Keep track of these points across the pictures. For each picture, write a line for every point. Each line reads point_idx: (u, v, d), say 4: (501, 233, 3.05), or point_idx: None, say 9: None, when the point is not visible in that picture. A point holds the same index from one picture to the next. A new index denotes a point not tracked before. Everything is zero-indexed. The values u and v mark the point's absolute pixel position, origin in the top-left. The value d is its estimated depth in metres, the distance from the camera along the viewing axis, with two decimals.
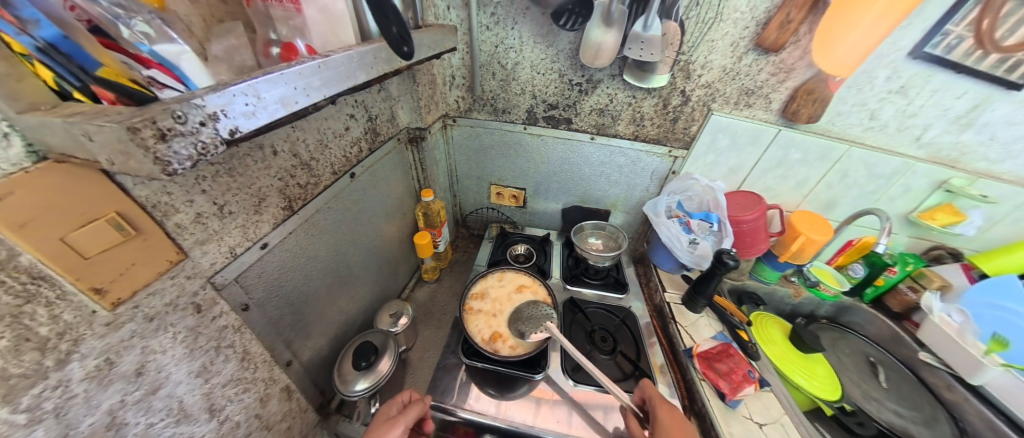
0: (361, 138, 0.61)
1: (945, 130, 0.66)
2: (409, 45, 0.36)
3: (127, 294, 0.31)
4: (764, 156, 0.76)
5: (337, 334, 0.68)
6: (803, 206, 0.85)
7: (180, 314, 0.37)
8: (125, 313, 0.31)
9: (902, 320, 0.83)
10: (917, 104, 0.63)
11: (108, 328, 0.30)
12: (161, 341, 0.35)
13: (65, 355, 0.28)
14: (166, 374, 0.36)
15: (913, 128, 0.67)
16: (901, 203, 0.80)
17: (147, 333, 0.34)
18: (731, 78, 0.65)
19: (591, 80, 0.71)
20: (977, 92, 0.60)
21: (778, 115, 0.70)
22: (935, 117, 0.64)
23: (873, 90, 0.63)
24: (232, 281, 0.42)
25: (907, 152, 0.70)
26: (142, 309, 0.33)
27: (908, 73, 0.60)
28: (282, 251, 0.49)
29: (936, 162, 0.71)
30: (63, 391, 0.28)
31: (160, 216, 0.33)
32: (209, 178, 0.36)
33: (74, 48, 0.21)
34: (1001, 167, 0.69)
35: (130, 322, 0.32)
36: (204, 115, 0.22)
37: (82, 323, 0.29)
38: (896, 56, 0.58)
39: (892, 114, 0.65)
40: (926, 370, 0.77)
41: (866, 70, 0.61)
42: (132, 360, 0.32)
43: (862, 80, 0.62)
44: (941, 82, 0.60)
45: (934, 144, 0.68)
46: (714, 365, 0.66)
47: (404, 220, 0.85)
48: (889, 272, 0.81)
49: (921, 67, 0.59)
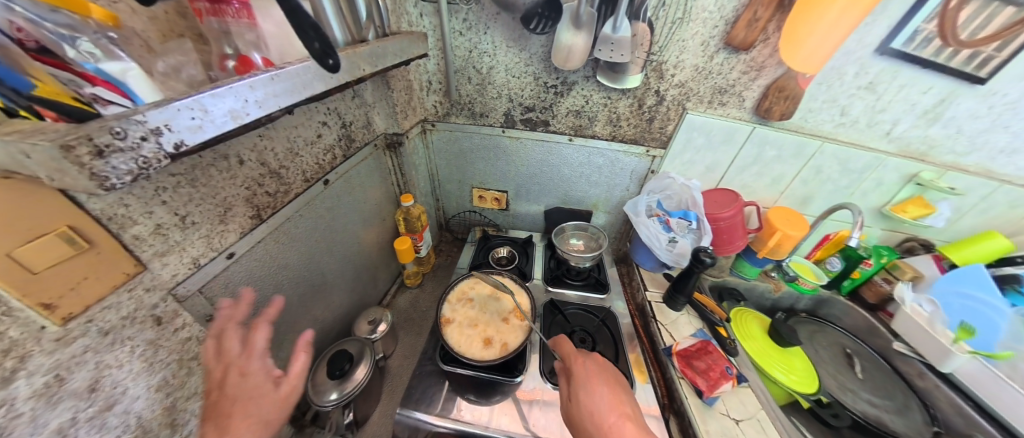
0: (335, 145, 0.60)
1: (914, 125, 0.68)
2: (334, 58, 0.33)
3: (78, 308, 0.31)
4: (739, 154, 0.77)
5: (313, 343, 0.68)
6: (781, 202, 0.86)
7: (137, 328, 0.37)
8: (77, 328, 0.31)
9: (878, 311, 0.84)
10: (885, 99, 0.64)
11: (57, 344, 0.30)
12: (117, 356, 0.35)
13: (10, 373, 0.27)
14: (122, 389, 0.36)
15: (883, 122, 0.68)
16: (874, 196, 0.81)
17: (101, 347, 0.34)
18: (704, 77, 0.66)
19: (566, 82, 0.71)
20: (943, 87, 0.62)
21: (751, 113, 0.71)
22: (903, 111, 0.66)
23: (843, 86, 0.64)
24: (195, 292, 0.42)
25: (878, 146, 0.72)
26: (96, 323, 0.33)
27: (875, 69, 0.61)
28: (251, 260, 0.49)
29: (906, 156, 0.72)
30: (7, 410, 0.27)
31: (116, 228, 0.33)
32: (170, 189, 0.36)
33: (6, 72, 0.20)
34: (968, 160, 0.71)
35: (82, 337, 0.32)
36: (145, 131, 0.23)
37: (31, 339, 0.28)
38: (863, 53, 0.59)
39: (862, 110, 0.67)
40: (899, 359, 0.78)
41: (835, 67, 0.62)
42: (84, 376, 0.32)
43: (831, 76, 0.63)
44: (906, 78, 0.61)
45: (904, 137, 0.70)
46: (692, 362, 0.66)
47: (383, 226, 0.84)
48: (865, 265, 0.82)
49: (888, 64, 0.60)
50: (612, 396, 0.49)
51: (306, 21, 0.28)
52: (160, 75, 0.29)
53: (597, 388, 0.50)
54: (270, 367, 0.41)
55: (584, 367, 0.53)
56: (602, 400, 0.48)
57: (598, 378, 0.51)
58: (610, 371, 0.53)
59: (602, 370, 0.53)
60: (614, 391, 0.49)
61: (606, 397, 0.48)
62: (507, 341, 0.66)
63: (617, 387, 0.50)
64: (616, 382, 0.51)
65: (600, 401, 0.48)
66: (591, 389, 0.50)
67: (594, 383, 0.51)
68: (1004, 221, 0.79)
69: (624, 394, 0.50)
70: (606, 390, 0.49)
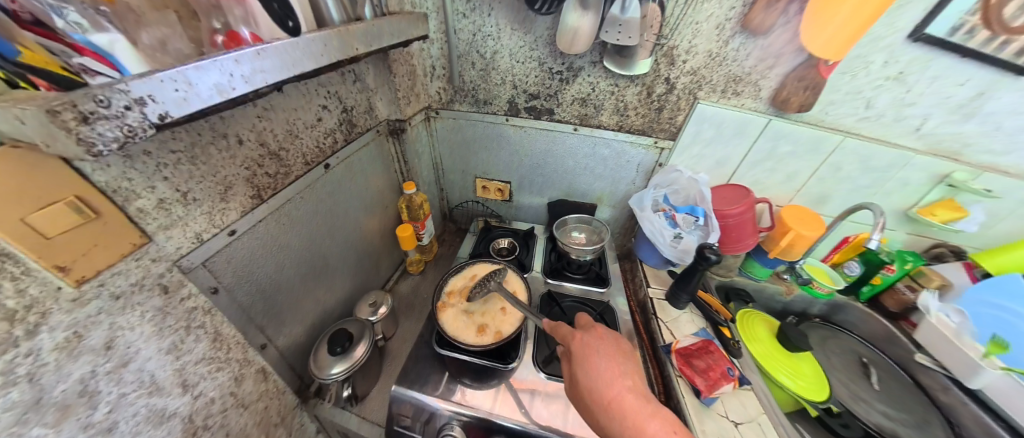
0: (335, 129, 0.61)
1: (946, 121, 0.62)
2: (295, 20, 0.33)
3: (90, 272, 0.33)
4: (752, 148, 0.73)
5: (315, 322, 0.70)
6: (795, 201, 0.81)
7: (146, 295, 0.39)
8: (90, 291, 0.33)
9: (899, 320, 0.79)
10: (916, 91, 0.59)
11: (74, 304, 0.32)
12: (128, 319, 0.37)
13: (34, 327, 0.30)
14: (135, 349, 0.38)
15: (911, 117, 0.63)
16: (896, 198, 0.75)
17: (114, 310, 0.36)
18: (718, 63, 0.63)
19: (571, 67, 0.69)
20: (982, 78, 0.56)
21: (767, 104, 0.66)
22: (935, 105, 0.60)
23: (868, 76, 0.59)
24: (199, 265, 0.44)
25: (905, 143, 0.66)
26: (107, 287, 0.35)
27: (907, 57, 0.56)
28: (252, 239, 0.51)
29: (935, 154, 0.66)
30: (34, 359, 0.30)
31: (121, 201, 0.35)
32: (170, 166, 0.38)
33: None
34: (1007, 160, 0.64)
35: (96, 299, 0.34)
36: (129, 100, 0.23)
37: (49, 298, 0.31)
38: (894, 38, 0.54)
39: (888, 103, 0.61)
40: (921, 372, 0.73)
41: (859, 55, 0.57)
42: (100, 335, 0.35)
43: (855, 65, 0.58)
44: (941, 68, 0.56)
45: (935, 134, 0.64)
46: (692, 361, 0.64)
47: (385, 213, 0.85)
48: (886, 270, 0.77)
49: (921, 51, 0.55)
50: (613, 370, 0.48)
51: None
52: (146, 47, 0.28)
53: (597, 364, 0.49)
54: None
55: (581, 344, 0.52)
56: (604, 376, 0.47)
57: (597, 354, 0.50)
58: (611, 345, 0.51)
59: (601, 343, 0.52)
60: (615, 366, 0.48)
61: (607, 374, 0.47)
62: (501, 329, 0.66)
63: (620, 360, 0.49)
64: (617, 355, 0.50)
65: (602, 379, 0.47)
66: (591, 367, 0.49)
67: (595, 359, 0.49)
68: None
69: (625, 364, 0.49)
70: (607, 367, 0.48)
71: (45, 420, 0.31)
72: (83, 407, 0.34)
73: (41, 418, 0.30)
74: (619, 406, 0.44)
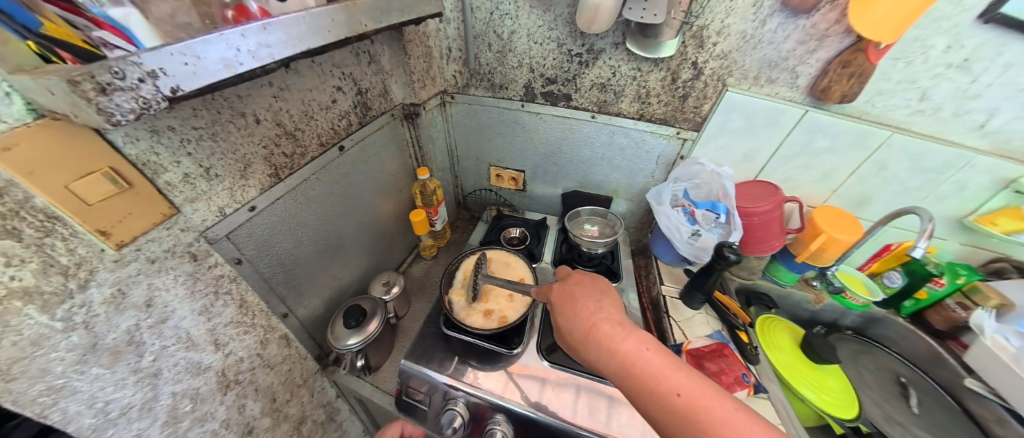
0: (350, 112, 0.62)
1: (1017, 117, 0.52)
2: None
3: (128, 238, 0.36)
4: (785, 141, 0.66)
5: (332, 298, 0.74)
6: (830, 202, 0.73)
7: (177, 260, 0.42)
8: (129, 254, 0.36)
9: (947, 339, 0.70)
10: (982, 83, 0.51)
11: (116, 264, 0.35)
12: (164, 280, 0.40)
13: (84, 281, 0.33)
14: (172, 308, 0.42)
15: (975, 113, 0.54)
16: (951, 203, 0.66)
17: (151, 272, 0.39)
18: (750, 47, 0.57)
19: (592, 49, 0.66)
20: None
21: (805, 93, 0.60)
22: (1004, 99, 0.51)
23: (925, 63, 0.51)
24: (223, 236, 0.47)
25: (965, 141, 0.57)
26: (143, 252, 0.38)
27: (973, 42, 0.48)
28: (271, 215, 0.54)
29: (1001, 156, 0.57)
30: (88, 309, 0.34)
31: (150, 174, 0.37)
32: (193, 141, 0.40)
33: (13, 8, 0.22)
34: None
35: (134, 261, 0.37)
36: (142, 73, 0.24)
37: (94, 258, 0.34)
38: (959, 20, 0.46)
39: (948, 94, 0.53)
40: (971, 399, 0.64)
41: (918, 38, 0.49)
42: (139, 293, 0.38)
43: (909, 50, 0.50)
44: (1016, 53, 0.47)
45: (1000, 132, 0.55)
46: (703, 363, 0.60)
47: (400, 196, 0.87)
48: (933, 284, 0.68)
49: (993, 34, 0.46)
50: (589, 306, 0.47)
51: None
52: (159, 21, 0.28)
53: (572, 305, 0.48)
54: None
55: (559, 294, 0.52)
56: (581, 312, 0.47)
57: (574, 297, 0.49)
58: (582, 286, 0.50)
59: (575, 285, 0.51)
60: (589, 303, 0.47)
61: (583, 311, 0.47)
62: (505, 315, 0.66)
63: (596, 295, 0.48)
64: (594, 292, 0.49)
65: (578, 316, 0.47)
66: (568, 310, 0.49)
67: (570, 303, 0.49)
68: None
69: (603, 296, 0.48)
70: (581, 305, 0.48)
71: (100, 361, 0.35)
72: (132, 354, 0.38)
73: (98, 359, 0.35)
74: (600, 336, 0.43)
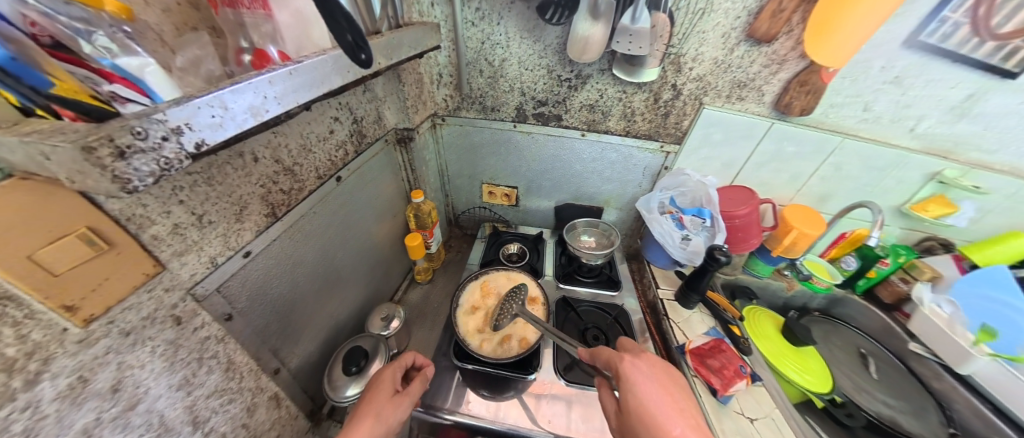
0: (347, 141, 0.59)
1: (940, 121, 0.65)
2: (367, 52, 0.32)
3: (99, 310, 0.31)
4: (757, 150, 0.75)
5: (326, 338, 0.68)
6: (797, 200, 0.84)
7: (158, 328, 0.37)
8: (99, 330, 0.31)
9: (894, 311, 0.82)
10: (912, 94, 0.62)
11: (80, 346, 0.30)
12: (139, 356, 0.35)
13: (34, 376, 0.27)
14: (145, 389, 0.36)
15: (908, 119, 0.65)
16: (894, 195, 0.79)
17: (123, 348, 0.33)
18: (723, 70, 0.64)
19: (580, 75, 0.69)
20: (972, 81, 0.59)
21: (771, 108, 0.68)
22: (932, 107, 0.63)
23: (868, 80, 0.61)
24: (213, 291, 0.42)
25: (902, 143, 0.69)
26: (117, 325, 0.32)
27: (904, 62, 0.58)
28: (267, 258, 0.49)
29: (931, 153, 0.70)
30: (33, 412, 0.27)
31: (135, 229, 0.32)
32: (186, 188, 0.36)
33: (22, 68, 0.19)
34: (997, 157, 0.68)
35: (104, 338, 0.32)
36: (166, 130, 0.22)
37: (53, 342, 0.28)
38: (891, 46, 0.57)
39: (888, 105, 0.64)
40: (914, 360, 0.77)
41: (862, 60, 0.59)
42: (107, 377, 0.32)
43: (857, 70, 0.60)
44: (937, 73, 0.58)
45: (929, 134, 0.67)
46: (707, 361, 0.66)
47: (395, 220, 0.84)
48: (881, 264, 0.81)
49: (917, 56, 0.57)
50: (671, 402, 0.45)
51: (337, 10, 0.26)
52: (179, 70, 0.28)
53: (651, 393, 0.46)
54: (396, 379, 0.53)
55: (631, 365, 0.49)
56: (659, 407, 0.44)
57: (647, 384, 0.47)
58: (660, 371, 0.48)
59: (652, 368, 0.49)
60: (670, 396, 0.45)
61: (662, 409, 0.44)
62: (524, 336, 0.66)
63: (672, 387, 0.47)
64: (670, 382, 0.47)
65: (657, 408, 0.44)
66: (642, 395, 0.46)
67: (647, 392, 0.46)
68: None
69: (678, 391, 0.46)
70: (660, 397, 0.45)
71: None
72: None
73: None
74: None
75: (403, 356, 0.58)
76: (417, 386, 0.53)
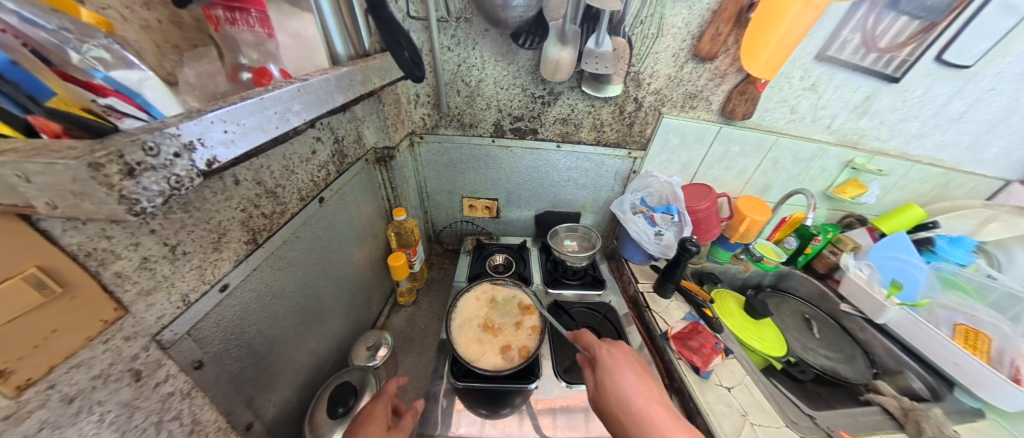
0: (328, 161, 0.57)
1: (848, 118, 0.82)
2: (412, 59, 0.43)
3: (39, 372, 0.25)
4: (710, 151, 0.87)
5: (307, 380, 0.61)
6: (746, 191, 0.98)
7: (111, 388, 0.30)
8: (34, 398, 0.24)
9: (827, 279, 0.99)
10: (825, 98, 0.78)
11: (5, 424, 0.23)
12: (82, 428, 0.28)
13: None
14: None
15: (824, 118, 0.82)
16: (819, 181, 0.96)
17: (63, 420, 0.26)
18: (676, 84, 0.75)
19: (552, 92, 0.75)
20: (868, 86, 0.76)
21: (716, 114, 0.80)
22: (840, 107, 0.80)
23: (792, 88, 0.76)
24: (183, 335, 0.36)
25: (822, 138, 0.86)
26: (59, 389, 0.26)
27: (816, 73, 0.73)
28: (245, 292, 0.44)
29: (843, 144, 0.87)
30: None
31: (96, 266, 0.28)
32: (160, 216, 0.32)
33: (25, 77, 0.19)
34: (890, 145, 0.87)
35: (40, 409, 0.25)
36: (179, 146, 0.20)
37: None
38: (806, 60, 0.71)
39: (809, 108, 0.80)
40: (845, 318, 0.93)
41: (784, 72, 0.73)
42: None
43: (781, 80, 0.75)
44: (840, 79, 0.74)
45: (840, 130, 0.84)
46: (687, 342, 0.73)
47: (375, 242, 0.80)
48: (815, 240, 0.96)
49: (825, 68, 0.72)
50: (640, 383, 0.52)
51: (400, 34, 0.39)
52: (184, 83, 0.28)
53: (625, 374, 0.53)
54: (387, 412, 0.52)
55: (610, 352, 0.56)
56: (630, 385, 0.51)
57: (622, 367, 0.54)
58: (634, 359, 0.55)
59: (628, 356, 0.56)
60: (641, 378, 0.52)
61: (634, 387, 0.51)
62: (523, 344, 0.66)
63: (644, 374, 0.53)
64: (642, 369, 0.54)
65: (629, 387, 0.51)
66: (618, 376, 0.53)
67: (622, 371, 0.53)
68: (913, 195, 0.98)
69: (649, 378, 0.53)
70: (634, 379, 0.52)
71: None
72: None
73: None
74: (648, 416, 0.47)
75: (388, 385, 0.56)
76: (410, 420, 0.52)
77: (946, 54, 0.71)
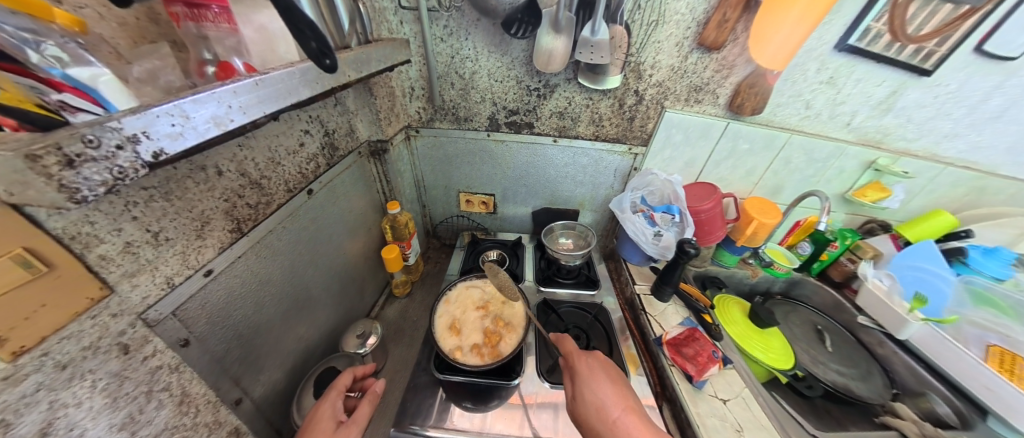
0: (318, 154, 0.58)
1: (870, 116, 0.75)
2: (331, 58, 0.34)
3: (32, 341, 0.27)
4: (716, 148, 0.82)
5: (295, 366, 0.64)
6: (755, 193, 0.92)
7: (101, 358, 0.32)
8: (28, 364, 0.27)
9: (844, 288, 0.92)
10: (845, 92, 0.71)
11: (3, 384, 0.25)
12: (76, 393, 0.30)
13: None
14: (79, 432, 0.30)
15: (844, 114, 0.75)
16: (836, 183, 0.88)
17: (57, 384, 0.29)
18: (680, 75, 0.70)
19: (547, 85, 0.73)
20: (893, 80, 0.69)
21: (724, 109, 0.76)
22: (861, 103, 0.73)
23: (807, 81, 0.70)
24: (168, 315, 0.38)
25: (841, 136, 0.79)
26: (52, 357, 0.28)
27: (835, 64, 0.67)
28: (230, 278, 0.47)
29: (864, 143, 0.79)
30: None
31: (80, 249, 0.30)
32: (142, 203, 0.34)
33: None
34: (916, 146, 0.79)
35: (34, 373, 0.27)
36: (121, 139, 0.21)
37: None
38: (823, 50, 0.65)
39: (824, 103, 0.73)
40: (862, 331, 0.86)
41: (799, 63, 0.67)
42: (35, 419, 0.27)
43: (796, 72, 0.68)
44: (863, 71, 0.67)
45: (862, 127, 0.77)
46: (681, 349, 0.70)
47: (369, 235, 0.82)
48: (831, 246, 0.90)
49: (846, 59, 0.66)
50: (615, 394, 0.51)
51: (302, 22, 0.29)
52: (135, 81, 0.29)
53: (600, 382, 0.53)
54: (337, 408, 0.52)
55: (586, 363, 0.56)
56: (603, 394, 0.51)
57: (598, 377, 0.53)
58: (610, 369, 0.55)
59: (603, 366, 0.56)
60: (616, 389, 0.52)
61: (608, 398, 0.50)
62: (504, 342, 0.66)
63: (619, 384, 0.53)
64: (617, 379, 0.54)
65: (604, 395, 0.51)
66: (594, 384, 0.53)
67: (598, 381, 0.53)
68: (947, 200, 0.89)
69: (626, 388, 0.53)
70: (609, 389, 0.52)
71: None
72: None
73: None
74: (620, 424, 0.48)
75: (340, 380, 0.56)
76: (364, 410, 0.52)
77: (985, 45, 0.63)
